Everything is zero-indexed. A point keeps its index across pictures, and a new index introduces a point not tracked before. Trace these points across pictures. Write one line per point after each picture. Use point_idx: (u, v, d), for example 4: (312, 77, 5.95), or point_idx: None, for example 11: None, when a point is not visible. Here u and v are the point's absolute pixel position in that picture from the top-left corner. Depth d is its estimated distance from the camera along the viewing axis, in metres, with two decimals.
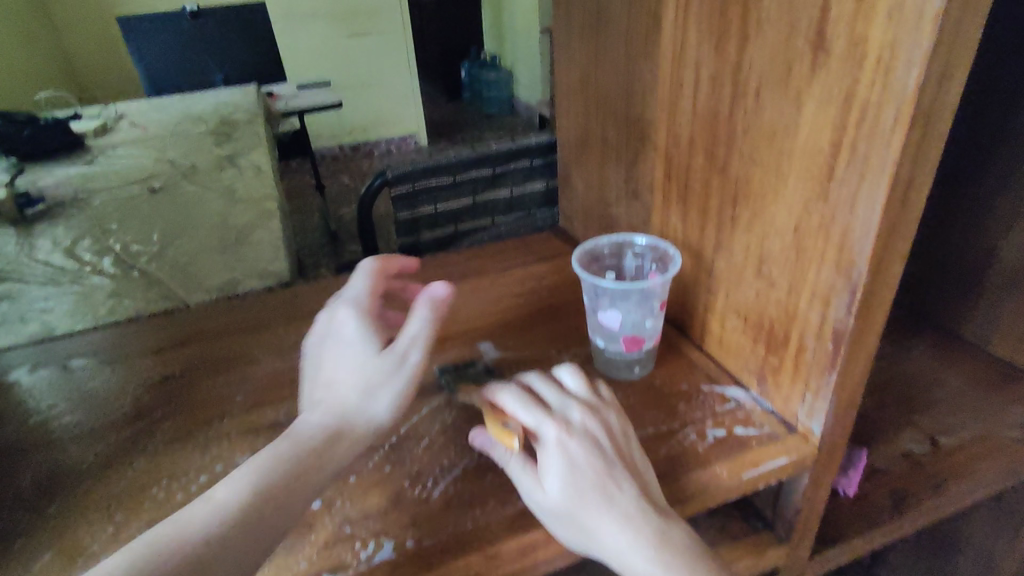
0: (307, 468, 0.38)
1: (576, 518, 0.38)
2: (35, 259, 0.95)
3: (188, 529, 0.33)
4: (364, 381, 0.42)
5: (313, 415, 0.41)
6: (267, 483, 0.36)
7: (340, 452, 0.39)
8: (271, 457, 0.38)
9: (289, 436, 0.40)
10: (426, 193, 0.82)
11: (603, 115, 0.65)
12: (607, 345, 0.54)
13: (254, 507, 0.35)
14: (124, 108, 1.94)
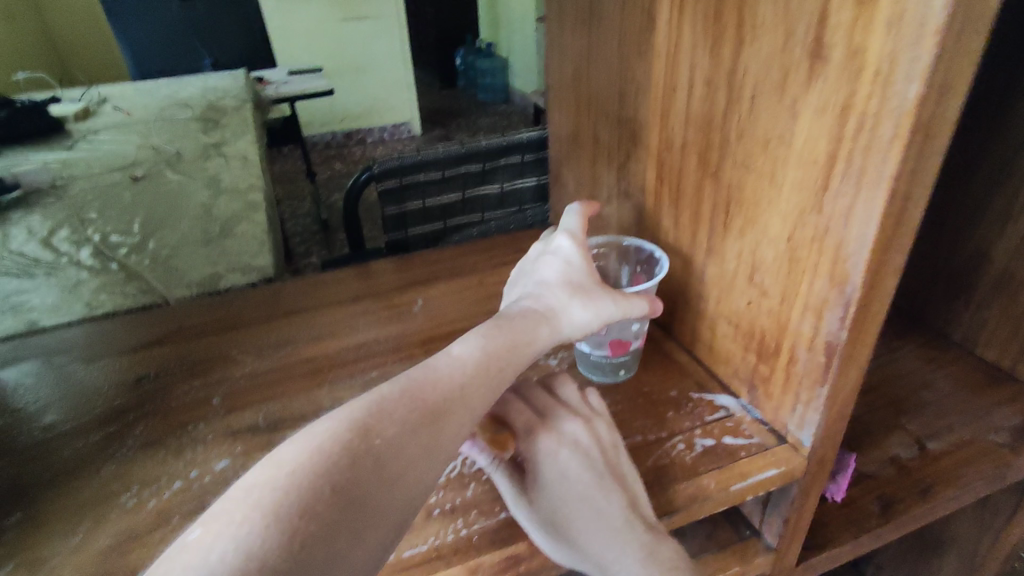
0: (470, 396, 0.36)
1: (563, 530, 0.38)
2: (12, 250, 0.93)
3: (343, 439, 0.31)
4: (559, 293, 0.46)
5: (463, 344, 0.39)
6: (420, 405, 0.34)
7: (489, 385, 0.38)
8: (425, 379, 0.36)
9: (445, 359, 0.38)
10: (414, 188, 0.80)
11: (595, 113, 0.63)
12: (592, 351, 0.53)
13: (412, 430, 0.33)
14: (109, 92, 1.89)
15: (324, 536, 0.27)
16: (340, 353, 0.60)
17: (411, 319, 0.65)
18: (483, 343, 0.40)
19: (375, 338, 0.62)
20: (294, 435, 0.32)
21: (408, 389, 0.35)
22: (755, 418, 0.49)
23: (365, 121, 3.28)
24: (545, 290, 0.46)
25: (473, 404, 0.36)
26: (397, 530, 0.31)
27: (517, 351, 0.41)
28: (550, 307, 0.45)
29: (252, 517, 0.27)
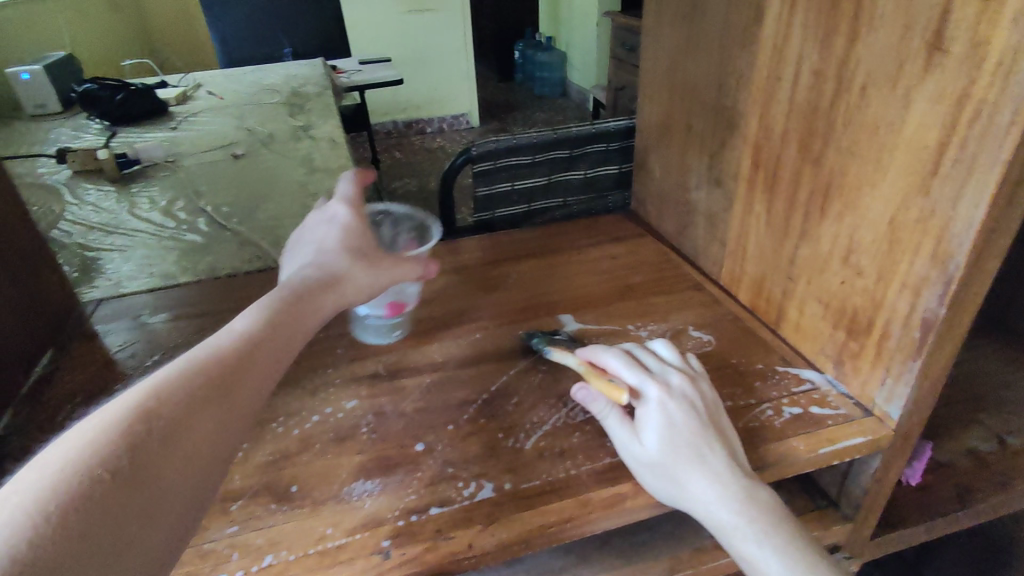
0: (239, 376, 0.36)
1: (667, 470, 0.42)
2: (138, 217, 1.04)
3: (128, 411, 0.31)
4: (346, 262, 0.48)
5: (246, 323, 0.40)
6: (209, 383, 0.35)
7: (266, 367, 0.38)
8: (211, 358, 0.36)
9: (223, 339, 0.38)
10: (506, 170, 0.86)
11: (690, 102, 0.67)
12: (370, 314, 0.61)
13: (195, 404, 0.33)
14: (201, 77, 2.03)
15: (115, 510, 0.27)
16: (444, 316, 0.66)
17: (505, 289, 0.70)
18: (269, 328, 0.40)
19: (475, 305, 0.68)
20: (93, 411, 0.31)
21: (194, 366, 0.35)
22: (842, 392, 0.52)
23: (426, 111, 3.37)
24: (323, 256, 0.48)
25: (234, 384, 0.36)
26: (191, 504, 0.31)
27: (293, 327, 0.42)
28: (335, 274, 0.47)
29: (48, 486, 0.26)
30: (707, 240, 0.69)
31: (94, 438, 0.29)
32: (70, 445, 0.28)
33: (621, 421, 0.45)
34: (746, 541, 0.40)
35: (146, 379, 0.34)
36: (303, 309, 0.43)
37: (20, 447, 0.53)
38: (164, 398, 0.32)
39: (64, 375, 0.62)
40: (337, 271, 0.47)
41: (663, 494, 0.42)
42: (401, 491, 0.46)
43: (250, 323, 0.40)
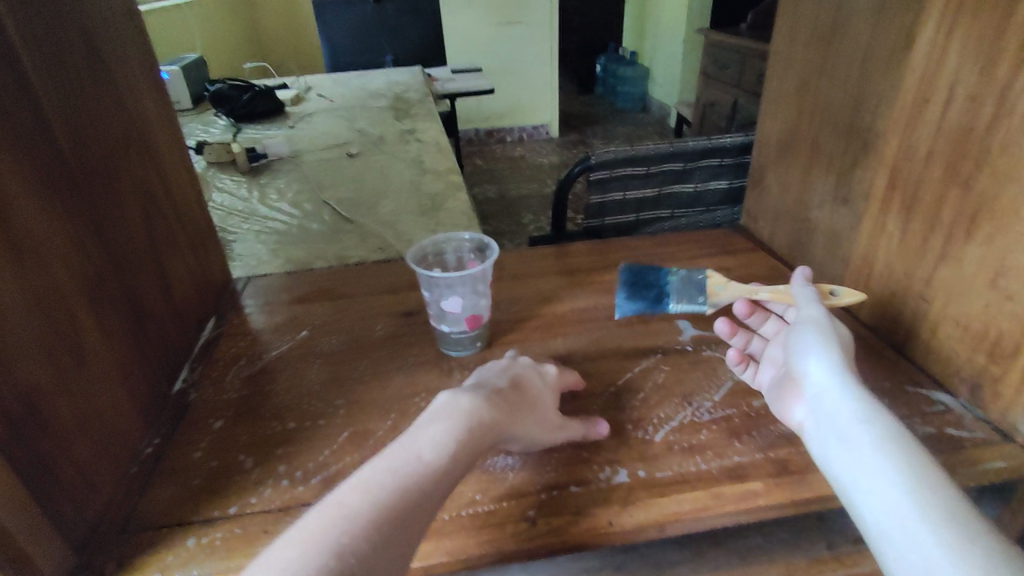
0: (415, 505, 0.39)
1: (828, 354, 0.47)
2: (269, 206, 1.14)
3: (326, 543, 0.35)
4: (519, 427, 0.48)
5: (434, 450, 0.42)
6: (392, 518, 0.37)
7: (443, 494, 0.41)
8: (394, 490, 0.38)
9: (410, 465, 0.40)
10: (620, 179, 0.89)
11: (820, 122, 0.68)
12: (452, 329, 0.61)
13: (389, 526, 0.37)
14: (311, 81, 2.18)
15: None
16: (564, 314, 0.70)
17: None
18: (451, 453, 0.42)
19: (593, 305, 0.71)
20: (303, 518, 0.37)
21: (380, 493, 0.38)
22: (977, 417, 0.51)
23: (508, 120, 3.46)
24: (501, 411, 0.47)
25: (409, 511, 0.38)
26: None
27: (471, 454, 0.43)
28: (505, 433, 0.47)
29: None
30: (827, 258, 0.69)
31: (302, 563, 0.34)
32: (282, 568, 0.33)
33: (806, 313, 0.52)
34: (888, 470, 0.38)
35: (340, 492, 0.38)
36: (481, 431, 0.45)
37: (197, 398, 0.61)
38: (345, 529, 0.36)
39: (226, 340, 0.70)
40: (508, 429, 0.47)
41: (811, 367, 0.47)
42: (541, 468, 0.49)
43: (436, 447, 0.42)
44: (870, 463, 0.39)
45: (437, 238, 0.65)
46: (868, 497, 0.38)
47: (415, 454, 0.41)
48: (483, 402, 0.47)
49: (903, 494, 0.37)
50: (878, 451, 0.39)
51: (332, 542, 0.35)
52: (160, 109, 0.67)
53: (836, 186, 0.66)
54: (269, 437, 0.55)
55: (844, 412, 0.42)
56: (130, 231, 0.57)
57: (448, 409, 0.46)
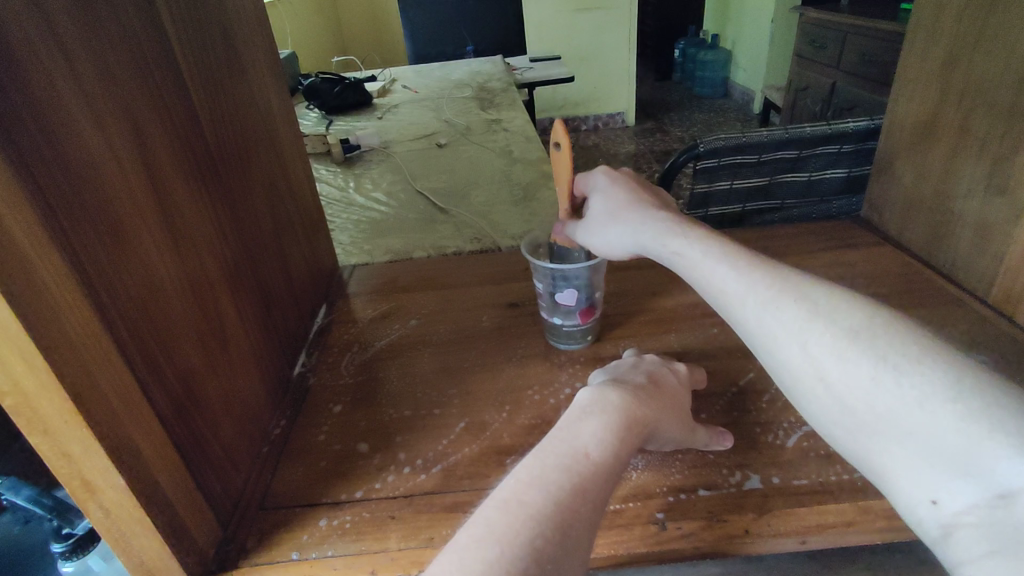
0: (591, 505, 0.38)
1: (617, 212, 0.50)
2: (364, 195, 1.18)
3: (512, 533, 0.35)
4: (670, 426, 0.46)
5: (600, 446, 0.41)
6: (576, 518, 0.37)
7: (611, 489, 0.40)
8: (568, 484, 0.38)
9: (580, 462, 0.39)
10: (729, 167, 0.88)
11: (971, 106, 0.61)
12: (564, 322, 0.60)
13: (568, 517, 0.36)
14: (395, 72, 2.22)
15: None
16: (674, 308, 0.67)
17: None
18: (616, 449, 0.41)
19: (705, 300, 0.68)
20: (477, 512, 0.37)
21: (553, 487, 0.37)
22: None
23: (584, 108, 3.41)
24: (649, 409, 0.45)
25: (586, 510, 0.37)
26: None
27: (629, 449, 0.42)
28: (655, 430, 0.45)
29: None
30: (973, 253, 0.63)
31: (492, 553, 0.34)
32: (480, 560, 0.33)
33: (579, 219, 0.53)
34: (723, 277, 0.42)
35: (509, 486, 0.38)
36: (636, 425, 0.43)
37: (316, 382, 0.63)
38: (536, 529, 0.35)
39: (339, 327, 0.72)
40: (657, 427, 0.45)
41: (615, 234, 0.49)
42: (665, 470, 0.47)
43: (600, 441, 0.41)
44: (714, 280, 0.43)
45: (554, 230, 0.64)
46: (750, 332, 0.41)
47: (581, 450, 0.40)
48: (631, 396, 0.45)
49: (754, 305, 0.41)
50: (714, 267, 0.43)
51: (526, 544, 0.34)
52: (282, 102, 0.69)
53: (989, 175, 0.59)
54: (388, 424, 0.56)
55: (662, 242, 0.46)
56: (258, 219, 0.59)
57: (599, 404, 0.44)
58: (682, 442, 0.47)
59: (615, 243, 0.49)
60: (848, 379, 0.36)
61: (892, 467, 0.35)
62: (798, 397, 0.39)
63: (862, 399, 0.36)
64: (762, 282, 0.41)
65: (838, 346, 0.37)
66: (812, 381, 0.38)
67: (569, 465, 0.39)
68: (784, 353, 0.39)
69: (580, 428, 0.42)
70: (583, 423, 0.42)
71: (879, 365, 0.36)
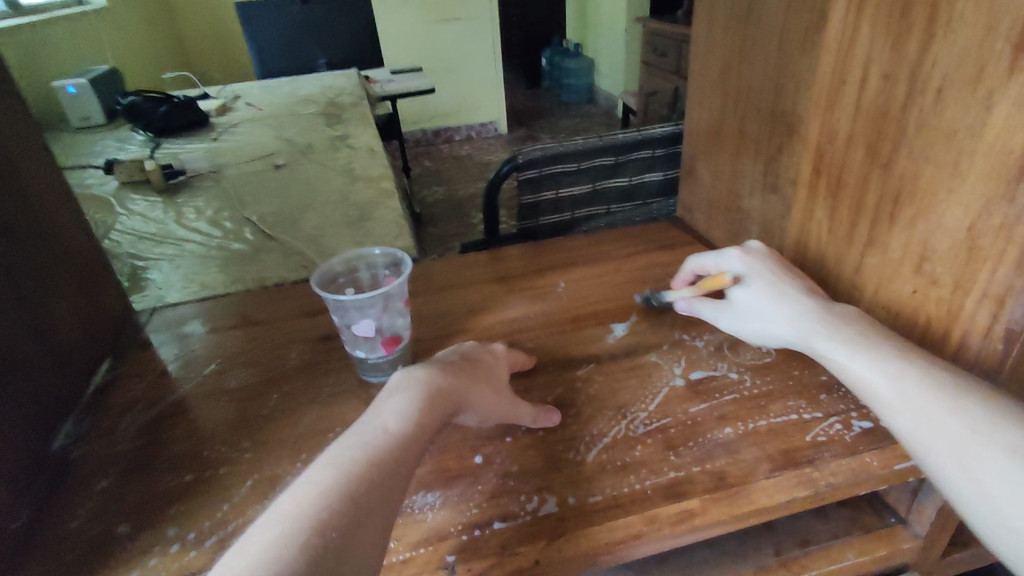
0: (388, 475, 0.39)
1: (776, 294, 0.53)
2: (184, 226, 1.07)
3: (301, 510, 0.35)
4: (480, 395, 0.48)
5: (400, 419, 0.42)
6: (368, 491, 0.37)
7: (413, 456, 0.41)
8: (361, 457, 0.39)
9: (378, 437, 0.41)
10: (552, 177, 0.88)
11: (743, 109, 0.65)
12: (368, 354, 0.57)
13: (362, 487, 0.37)
14: (238, 89, 2.08)
15: None
16: (493, 325, 0.65)
17: (552, 297, 0.69)
18: (415, 418, 0.42)
19: (524, 313, 0.66)
20: (274, 499, 0.36)
21: (346, 463, 0.38)
22: None
23: (454, 118, 3.39)
24: (456, 379, 0.47)
25: (384, 475, 0.39)
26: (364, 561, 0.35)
27: (434, 419, 0.44)
28: (467, 398, 0.47)
29: None
30: (761, 247, 0.67)
31: (277, 532, 0.33)
32: (260, 541, 0.33)
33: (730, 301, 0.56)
34: (857, 354, 0.45)
35: (307, 471, 0.38)
36: (442, 393, 0.45)
37: (81, 454, 0.54)
38: (322, 501, 0.35)
39: (123, 382, 0.63)
40: (467, 393, 0.47)
41: (766, 321, 0.52)
42: (463, 505, 0.45)
43: (400, 415, 0.42)
44: (857, 359, 0.45)
45: (350, 256, 0.61)
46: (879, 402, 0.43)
47: (381, 426, 0.42)
48: (438, 370, 0.47)
49: (888, 376, 0.43)
50: (838, 347, 0.46)
51: (309, 516, 0.34)
52: (23, 129, 0.59)
53: (764, 174, 0.63)
54: (161, 495, 0.49)
55: (806, 323, 0.49)
56: None
57: (404, 385, 0.46)
58: (494, 415, 0.49)
59: (756, 321, 0.53)
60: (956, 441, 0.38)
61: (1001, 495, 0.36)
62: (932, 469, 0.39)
63: (989, 464, 0.36)
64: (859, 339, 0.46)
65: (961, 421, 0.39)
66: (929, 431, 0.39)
67: (368, 441, 0.40)
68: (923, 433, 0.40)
69: (381, 407, 0.43)
70: (386, 403, 0.44)
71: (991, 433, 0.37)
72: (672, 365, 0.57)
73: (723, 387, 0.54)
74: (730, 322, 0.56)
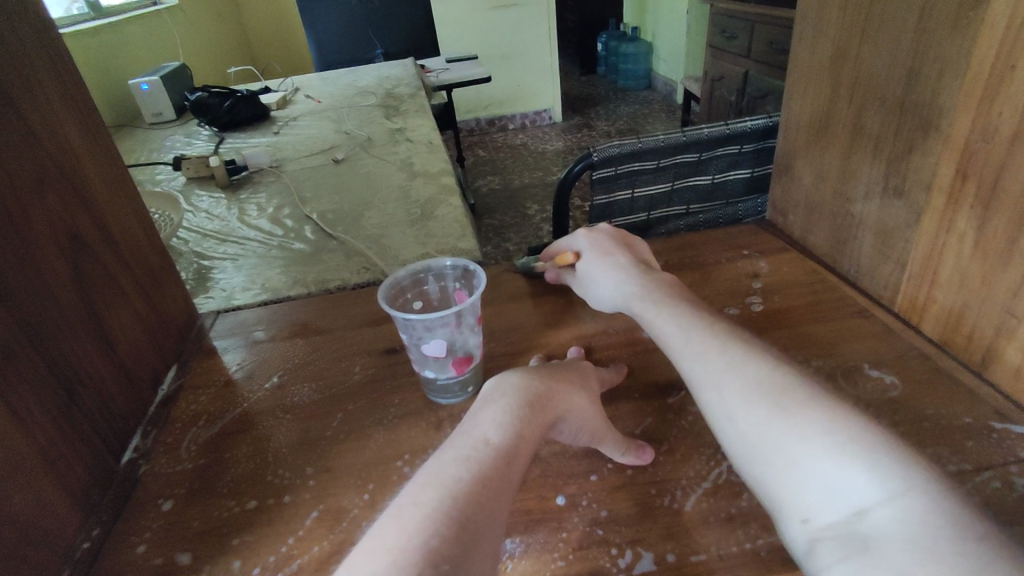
0: (494, 492, 0.37)
1: (608, 270, 0.58)
2: (246, 223, 1.06)
3: (412, 537, 0.32)
4: (581, 405, 0.45)
5: (499, 431, 0.40)
6: (477, 509, 0.35)
7: (516, 472, 0.39)
8: (467, 476, 0.37)
9: (480, 450, 0.39)
10: (627, 177, 0.81)
11: (863, 102, 0.56)
12: (438, 374, 0.53)
13: (472, 509, 0.35)
14: (299, 81, 2.08)
15: None
16: (568, 342, 0.59)
17: (633, 311, 0.63)
18: (515, 431, 0.40)
19: (600, 329, 0.61)
20: (376, 521, 0.34)
21: (451, 483, 0.36)
22: None
23: (509, 107, 3.33)
24: (552, 387, 0.45)
25: (491, 496, 0.36)
26: None
27: (533, 431, 0.41)
28: (568, 409, 0.44)
29: None
30: (876, 258, 0.58)
31: (387, 561, 0.31)
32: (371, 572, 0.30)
33: (578, 278, 0.61)
34: (670, 330, 0.48)
35: (409, 491, 0.36)
36: (541, 402, 0.43)
37: (148, 471, 0.52)
38: (432, 526, 0.33)
39: (189, 392, 0.61)
40: (566, 404, 0.44)
41: (602, 295, 0.58)
42: (547, 555, 0.40)
43: (499, 428, 0.40)
44: (677, 336, 0.47)
45: (416, 266, 0.56)
46: (694, 379, 0.44)
47: (481, 438, 0.40)
48: (532, 377, 0.45)
49: (699, 358, 0.44)
50: (649, 304, 0.51)
51: (420, 545, 0.32)
52: (86, 129, 0.55)
53: (887, 175, 0.55)
54: (223, 524, 0.46)
55: (633, 306, 0.53)
56: (64, 288, 0.48)
57: (497, 392, 0.44)
58: (595, 429, 0.45)
59: (605, 299, 0.58)
60: (757, 425, 0.38)
61: (783, 491, 0.36)
62: (732, 452, 0.40)
63: (771, 448, 0.37)
64: (665, 310, 0.50)
65: (759, 405, 0.39)
66: (746, 419, 0.39)
67: (470, 458, 0.38)
68: (716, 398, 0.42)
69: (478, 418, 0.41)
70: (483, 414, 0.42)
71: (787, 419, 0.37)
72: None
73: None
74: (583, 290, 0.61)
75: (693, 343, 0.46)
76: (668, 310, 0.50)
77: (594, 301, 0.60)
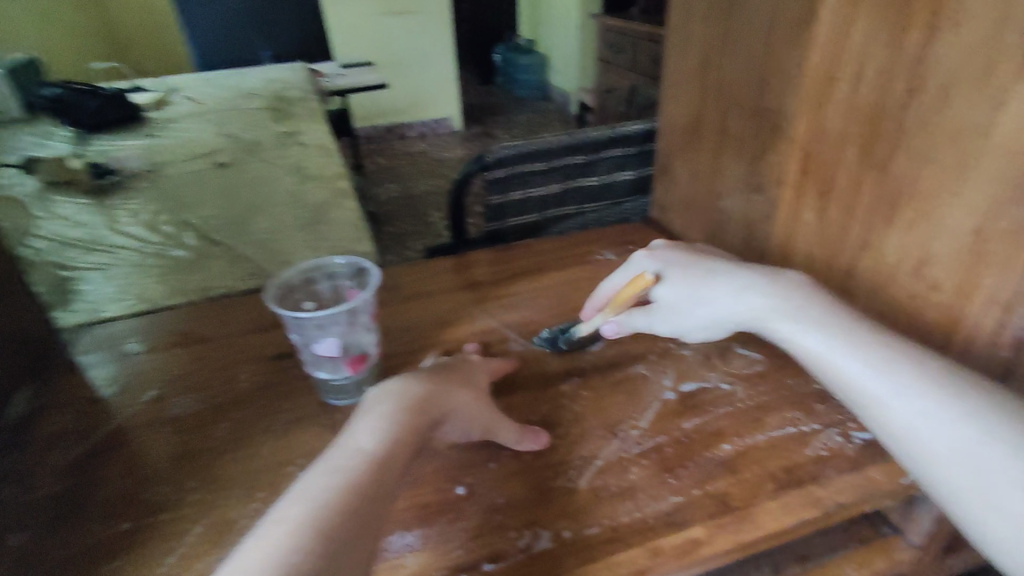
0: (368, 499, 0.36)
1: (704, 278, 0.49)
2: (116, 230, 0.97)
3: (274, 553, 0.31)
4: (464, 404, 0.45)
5: (374, 438, 0.39)
6: (347, 516, 0.34)
7: (393, 476, 0.38)
8: (338, 485, 0.36)
9: (354, 458, 0.38)
10: (519, 177, 0.84)
11: (725, 107, 0.62)
12: (332, 375, 0.52)
13: (342, 518, 0.34)
14: (177, 81, 1.94)
15: None
16: (465, 338, 0.60)
17: (528, 305, 0.65)
18: (391, 436, 0.40)
19: (498, 324, 0.62)
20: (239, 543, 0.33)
21: (321, 494, 0.35)
22: None
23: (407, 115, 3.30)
24: (430, 391, 0.45)
25: (364, 503, 0.36)
26: None
27: (411, 435, 0.41)
28: (448, 411, 0.44)
29: None
30: (742, 248, 0.64)
31: None
32: None
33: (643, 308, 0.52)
34: (809, 339, 0.43)
35: (276, 507, 0.34)
36: (422, 405, 0.43)
37: None
38: (298, 540, 0.32)
39: (46, 412, 0.55)
40: (445, 407, 0.44)
41: (710, 314, 0.49)
42: (446, 545, 0.40)
43: (374, 435, 0.40)
44: (842, 339, 0.42)
45: (308, 265, 0.55)
46: (846, 383, 0.41)
47: (355, 447, 0.39)
48: (411, 381, 0.45)
49: (848, 358, 0.41)
50: (801, 330, 0.44)
51: (284, 560, 0.31)
52: None
53: (747, 173, 0.61)
54: (85, 551, 0.42)
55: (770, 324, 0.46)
56: None
57: (376, 400, 0.43)
58: (480, 424, 0.46)
59: (697, 317, 0.49)
60: (944, 426, 0.36)
61: (991, 501, 0.34)
62: (914, 463, 0.38)
63: (966, 461, 0.35)
64: (841, 334, 0.42)
65: (942, 406, 0.37)
66: (922, 420, 0.37)
67: (342, 469, 0.37)
68: (889, 400, 0.39)
69: (352, 429, 0.40)
70: (360, 423, 0.41)
71: (979, 416, 0.36)
72: (661, 377, 0.54)
73: (717, 400, 0.51)
74: (666, 324, 0.51)
75: (861, 364, 0.40)
76: (814, 322, 0.43)
77: (692, 333, 0.51)
